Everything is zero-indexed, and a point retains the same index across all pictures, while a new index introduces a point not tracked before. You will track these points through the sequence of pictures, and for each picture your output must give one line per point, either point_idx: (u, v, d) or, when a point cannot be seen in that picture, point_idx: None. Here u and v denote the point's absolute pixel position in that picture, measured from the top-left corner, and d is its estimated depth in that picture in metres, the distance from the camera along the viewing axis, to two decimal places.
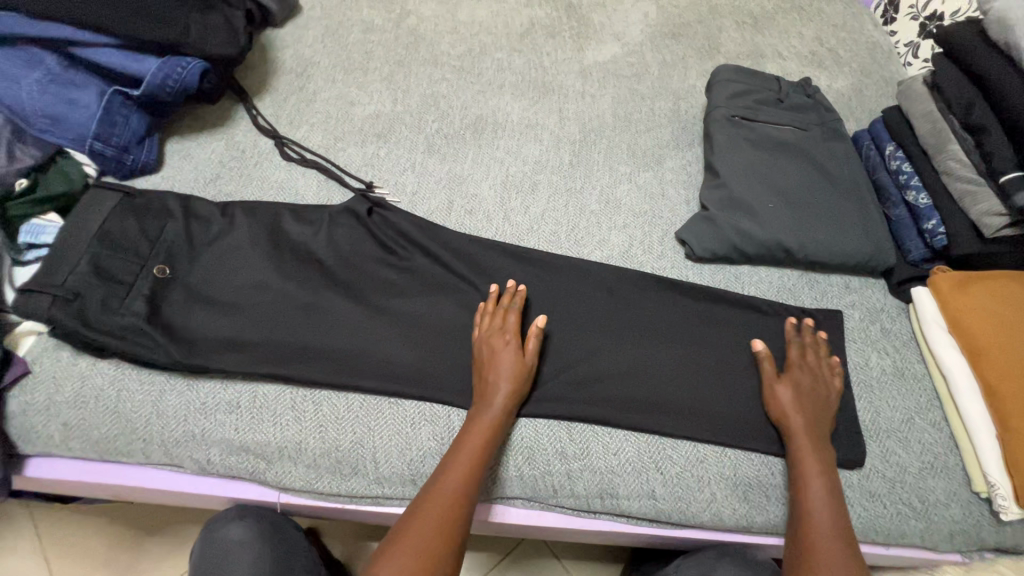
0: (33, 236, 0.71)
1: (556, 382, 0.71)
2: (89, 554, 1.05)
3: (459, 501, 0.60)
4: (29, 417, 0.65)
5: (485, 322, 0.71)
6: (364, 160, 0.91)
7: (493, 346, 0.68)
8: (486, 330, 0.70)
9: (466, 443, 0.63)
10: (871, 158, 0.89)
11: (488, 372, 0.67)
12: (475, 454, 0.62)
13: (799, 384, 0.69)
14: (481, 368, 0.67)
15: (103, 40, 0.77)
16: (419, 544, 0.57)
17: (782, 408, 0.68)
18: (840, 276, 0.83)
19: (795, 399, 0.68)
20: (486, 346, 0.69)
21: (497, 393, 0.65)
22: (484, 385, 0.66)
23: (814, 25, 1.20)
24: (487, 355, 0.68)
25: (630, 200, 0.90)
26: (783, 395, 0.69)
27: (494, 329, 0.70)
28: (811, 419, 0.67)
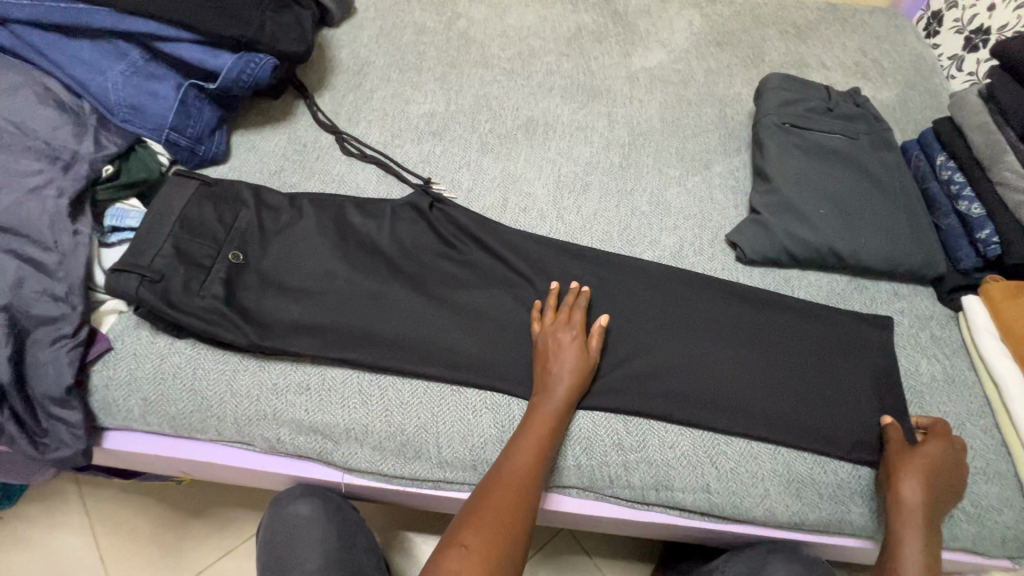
0: (118, 220, 0.74)
1: (613, 378, 0.72)
2: (136, 532, 1.08)
3: (529, 482, 0.62)
4: (110, 391, 0.68)
5: (551, 317, 0.73)
6: (421, 157, 0.94)
7: (558, 338, 0.70)
8: (552, 325, 0.72)
9: (532, 427, 0.65)
10: (920, 168, 0.91)
11: (553, 363, 0.69)
12: (540, 439, 0.65)
13: (934, 467, 0.65)
14: (545, 359, 0.70)
15: (184, 36, 0.81)
16: (492, 520, 0.59)
17: (903, 489, 0.64)
18: (889, 283, 0.84)
19: (923, 481, 0.64)
20: (551, 339, 0.71)
21: (561, 383, 0.68)
22: (547, 374, 0.69)
23: (858, 37, 1.22)
24: (552, 347, 0.70)
25: (679, 203, 0.91)
26: (910, 473, 0.65)
27: (558, 324, 0.72)
28: (934, 505, 0.63)
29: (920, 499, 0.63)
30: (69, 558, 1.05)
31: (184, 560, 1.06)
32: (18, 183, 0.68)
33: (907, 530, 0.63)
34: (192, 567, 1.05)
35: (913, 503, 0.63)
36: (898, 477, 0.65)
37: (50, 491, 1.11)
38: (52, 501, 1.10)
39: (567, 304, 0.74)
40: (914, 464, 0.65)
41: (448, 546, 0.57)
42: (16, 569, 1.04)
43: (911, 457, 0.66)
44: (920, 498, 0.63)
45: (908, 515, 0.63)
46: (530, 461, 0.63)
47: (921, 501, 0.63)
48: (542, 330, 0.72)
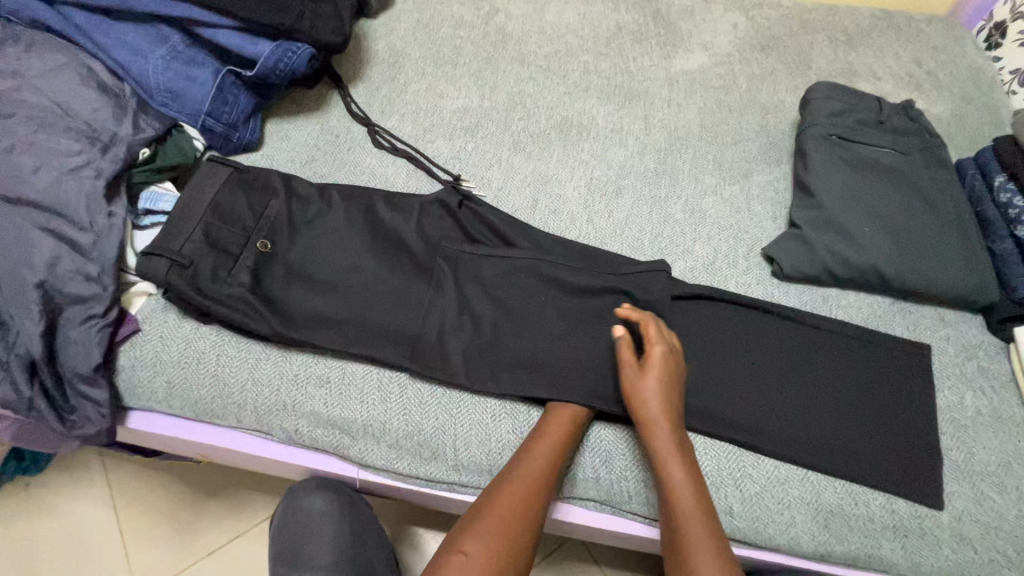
0: (152, 203, 0.75)
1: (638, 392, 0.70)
2: (154, 507, 1.10)
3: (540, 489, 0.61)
4: (137, 371, 0.69)
5: (654, 348, 0.67)
6: (451, 153, 0.93)
7: (663, 373, 0.65)
8: (666, 355, 0.66)
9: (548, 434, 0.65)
10: (976, 189, 0.86)
11: (654, 393, 0.64)
12: (556, 449, 0.64)
13: (684, 471, 0.62)
14: (659, 402, 0.64)
15: (224, 22, 0.81)
16: (496, 524, 0.58)
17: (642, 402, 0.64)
18: (935, 308, 0.80)
19: (688, 488, 0.61)
20: (659, 375, 0.65)
21: (667, 448, 0.63)
22: (652, 424, 0.64)
23: (912, 46, 1.16)
24: (665, 373, 0.65)
25: (715, 213, 0.88)
26: (675, 480, 0.61)
27: (664, 359, 0.66)
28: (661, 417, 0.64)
29: (696, 519, 0.59)
30: (90, 529, 1.08)
31: (200, 538, 1.08)
32: (59, 163, 0.69)
33: (698, 557, 0.57)
34: (208, 545, 1.07)
35: (693, 524, 0.59)
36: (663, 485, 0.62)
37: (75, 463, 1.13)
38: (76, 472, 1.12)
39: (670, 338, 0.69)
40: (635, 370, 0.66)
41: (450, 551, 0.57)
42: (40, 537, 1.07)
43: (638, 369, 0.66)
44: (691, 516, 0.60)
45: (688, 535, 0.58)
46: (542, 467, 0.62)
47: (704, 521, 0.59)
48: (648, 364, 0.66)
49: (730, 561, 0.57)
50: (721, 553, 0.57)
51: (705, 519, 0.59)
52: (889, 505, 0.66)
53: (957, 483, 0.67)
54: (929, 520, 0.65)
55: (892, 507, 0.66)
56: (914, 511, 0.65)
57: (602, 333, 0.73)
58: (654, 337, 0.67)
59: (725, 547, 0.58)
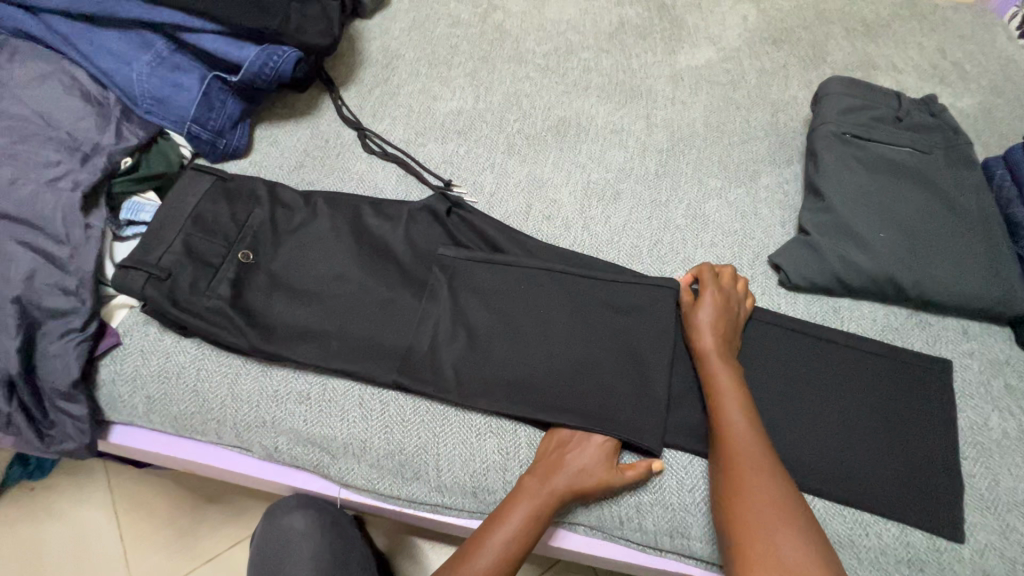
0: (133, 213, 0.74)
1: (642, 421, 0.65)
2: (153, 514, 1.10)
3: (510, 557, 0.58)
4: (117, 386, 0.68)
5: (707, 290, 0.69)
6: (443, 157, 0.90)
7: (718, 310, 0.68)
8: (720, 299, 0.69)
9: (524, 503, 0.60)
10: (1004, 190, 0.80)
11: (715, 330, 0.67)
12: (530, 523, 0.59)
13: (741, 402, 0.62)
14: (717, 339, 0.66)
15: (208, 27, 0.79)
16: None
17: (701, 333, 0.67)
18: (957, 319, 0.74)
19: (743, 419, 0.61)
20: (718, 315, 0.67)
21: (724, 382, 0.63)
22: (711, 358, 0.65)
23: (937, 36, 1.09)
24: (718, 314, 0.67)
25: (719, 217, 0.84)
26: (730, 410, 0.61)
27: (721, 299, 0.69)
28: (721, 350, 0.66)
29: (752, 446, 0.58)
30: (92, 534, 1.08)
31: (198, 546, 1.07)
32: (37, 175, 0.68)
33: (748, 478, 0.56)
34: (205, 553, 1.07)
35: (745, 448, 0.58)
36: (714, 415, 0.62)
37: (77, 467, 1.14)
38: (78, 476, 1.13)
39: (731, 288, 0.71)
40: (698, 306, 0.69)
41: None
42: (44, 542, 1.07)
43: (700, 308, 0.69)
44: (746, 440, 0.59)
45: (739, 455, 0.58)
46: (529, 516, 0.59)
47: (762, 459, 0.58)
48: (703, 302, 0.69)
49: (785, 488, 0.56)
50: (774, 483, 0.56)
51: (761, 450, 0.58)
52: (903, 536, 0.61)
53: (979, 513, 0.62)
54: (948, 554, 0.60)
55: (906, 539, 0.61)
56: (930, 543, 0.60)
57: (596, 347, 0.69)
58: (709, 282, 0.70)
59: (780, 477, 0.57)
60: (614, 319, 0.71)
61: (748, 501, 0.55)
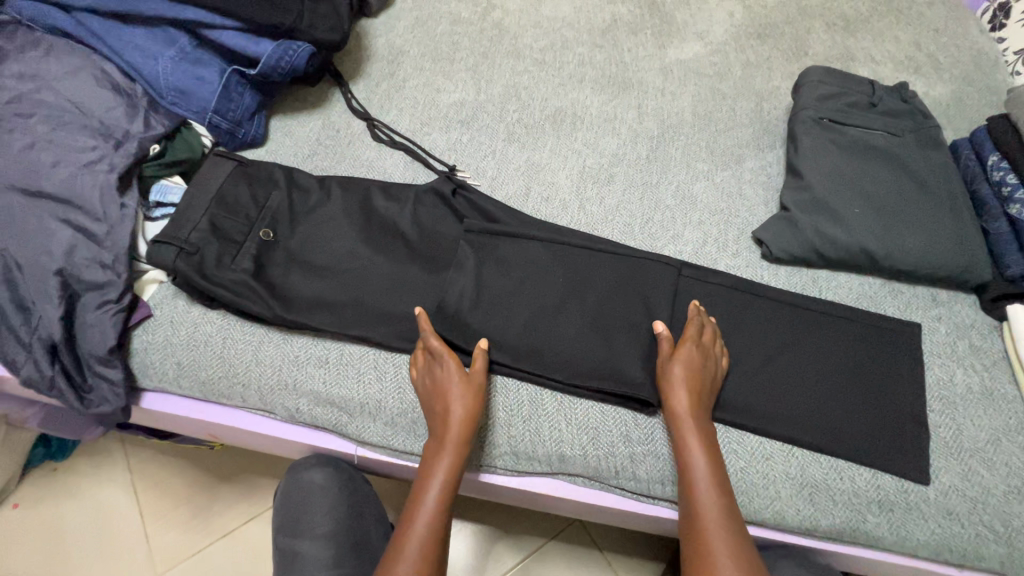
0: (162, 196, 0.79)
1: (437, 337, 0.70)
2: (171, 490, 1.15)
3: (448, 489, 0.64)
4: (149, 353, 0.74)
5: (688, 347, 0.68)
6: (447, 145, 0.96)
7: (694, 372, 0.67)
8: (697, 353, 0.68)
9: (443, 450, 0.65)
10: (970, 169, 0.86)
11: (688, 389, 0.66)
12: (452, 454, 0.64)
13: (709, 468, 0.63)
14: (691, 400, 0.66)
15: (228, 24, 0.85)
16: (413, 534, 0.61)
17: (672, 394, 0.67)
18: (927, 288, 0.80)
19: (712, 489, 0.62)
20: (690, 371, 0.67)
21: (696, 450, 0.64)
22: (683, 421, 0.65)
23: (913, 30, 1.15)
24: (696, 373, 0.67)
25: (706, 198, 0.90)
26: (696, 466, 0.63)
27: (700, 364, 0.68)
28: (699, 413, 0.66)
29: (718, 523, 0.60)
30: (113, 511, 1.13)
31: (214, 521, 1.12)
32: (74, 158, 0.74)
33: (717, 560, 0.57)
34: (221, 528, 1.11)
35: (711, 524, 0.60)
36: (685, 477, 0.63)
37: (97, 447, 1.19)
38: (98, 455, 1.18)
39: (709, 343, 0.70)
40: (672, 370, 0.67)
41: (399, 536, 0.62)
42: (68, 518, 1.12)
43: (673, 365, 0.68)
44: (710, 500, 0.61)
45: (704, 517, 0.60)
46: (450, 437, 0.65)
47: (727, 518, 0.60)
48: (678, 356, 0.68)
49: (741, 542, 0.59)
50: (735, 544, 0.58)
51: (729, 523, 0.60)
52: (874, 480, 0.67)
53: (943, 459, 0.68)
54: (914, 495, 0.66)
55: (877, 482, 0.66)
56: (899, 486, 0.66)
57: (600, 312, 0.75)
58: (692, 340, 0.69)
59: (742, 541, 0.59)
60: (619, 288, 0.77)
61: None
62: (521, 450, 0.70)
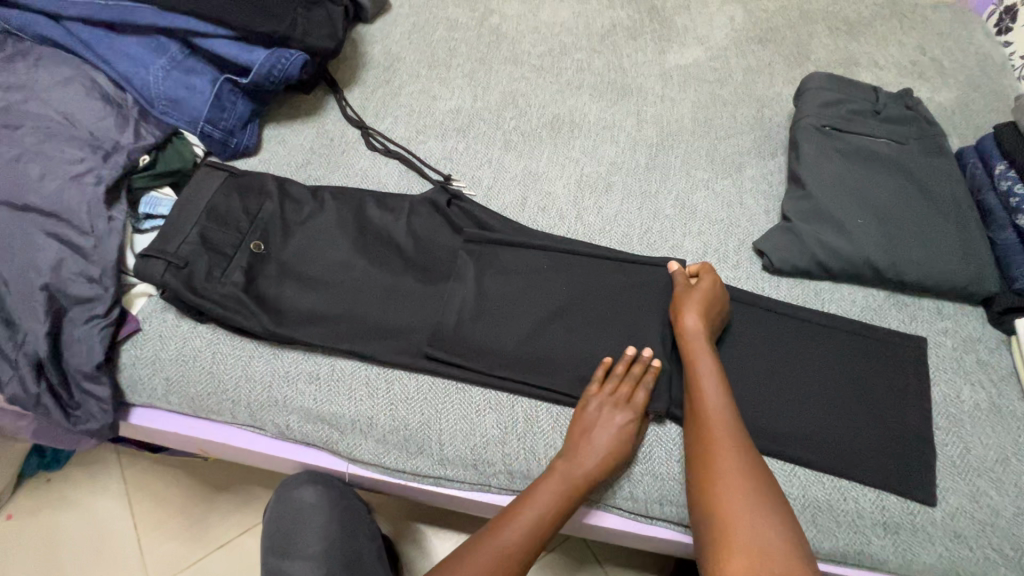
0: (151, 208, 0.78)
1: (643, 392, 0.67)
2: (165, 501, 1.13)
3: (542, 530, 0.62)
4: (137, 369, 0.72)
5: (706, 280, 0.72)
6: (443, 154, 0.94)
7: (708, 299, 0.70)
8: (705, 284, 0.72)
9: (559, 495, 0.63)
10: (977, 177, 0.84)
11: (697, 310, 0.69)
12: (557, 516, 0.63)
13: (717, 382, 0.65)
14: (704, 327, 0.68)
15: (220, 32, 0.84)
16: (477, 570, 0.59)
17: (685, 317, 0.69)
18: (933, 300, 0.78)
19: (724, 406, 0.63)
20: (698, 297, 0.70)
21: (710, 372, 0.65)
22: (693, 340, 0.68)
23: (917, 34, 1.13)
24: (709, 299, 0.70)
25: (706, 207, 0.88)
26: (709, 383, 0.65)
27: (714, 292, 0.71)
28: (710, 334, 0.69)
29: (727, 430, 0.61)
30: (107, 522, 1.12)
31: (208, 533, 1.10)
32: (61, 170, 0.72)
33: (727, 474, 0.59)
34: (216, 540, 1.10)
35: (722, 432, 0.61)
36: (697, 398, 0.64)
37: (91, 457, 1.17)
38: (92, 466, 1.16)
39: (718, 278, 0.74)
40: (689, 296, 0.71)
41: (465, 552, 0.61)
42: (62, 529, 1.11)
43: (689, 293, 0.71)
44: (722, 417, 0.62)
45: (715, 432, 0.62)
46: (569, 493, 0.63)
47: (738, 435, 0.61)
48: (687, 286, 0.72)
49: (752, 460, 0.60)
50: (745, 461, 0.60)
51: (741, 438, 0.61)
52: (879, 501, 0.65)
53: (950, 479, 0.66)
54: (921, 517, 0.64)
55: (882, 503, 0.65)
56: (905, 507, 0.64)
57: (599, 325, 0.74)
58: (708, 274, 0.73)
59: (753, 458, 0.60)
60: (619, 300, 0.76)
61: (723, 489, 0.58)
62: (516, 469, 0.68)
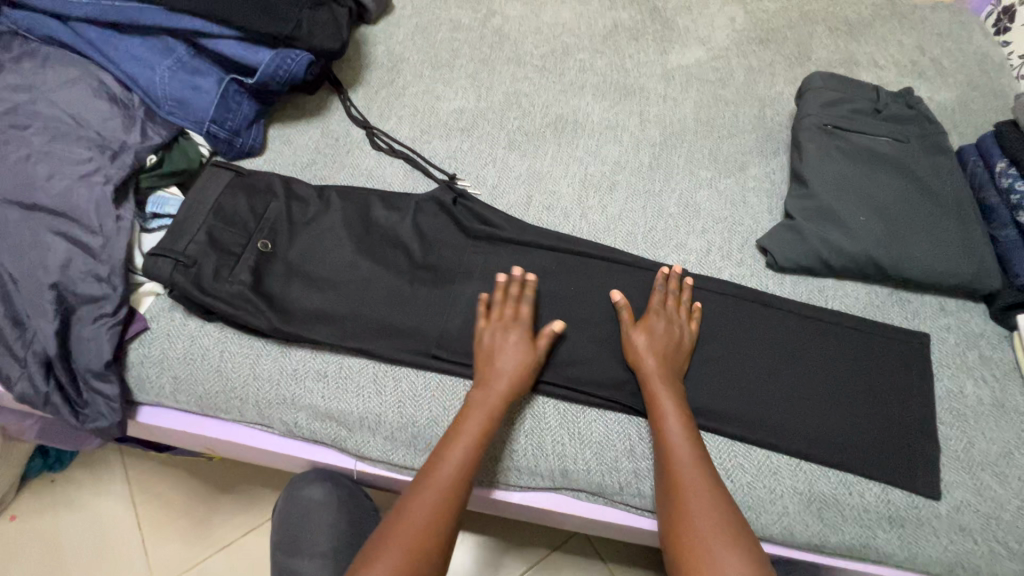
0: (159, 207, 0.79)
1: (528, 307, 0.72)
2: (169, 502, 1.13)
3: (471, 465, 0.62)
4: (146, 367, 0.73)
5: (650, 314, 0.72)
6: (448, 153, 0.95)
7: (657, 335, 0.70)
8: (662, 324, 0.71)
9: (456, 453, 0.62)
10: (978, 176, 0.84)
11: (655, 355, 0.69)
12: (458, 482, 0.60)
13: (685, 426, 0.64)
14: (660, 363, 0.68)
15: (225, 32, 0.84)
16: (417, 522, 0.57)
17: (638, 359, 0.69)
18: (935, 297, 0.79)
19: (687, 442, 0.63)
20: (657, 341, 0.70)
21: (669, 411, 0.65)
22: (657, 386, 0.67)
23: (916, 34, 1.14)
24: (660, 335, 0.70)
25: (710, 205, 0.88)
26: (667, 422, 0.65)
27: (661, 325, 0.71)
28: (667, 367, 0.68)
29: (696, 474, 0.61)
30: (112, 524, 1.11)
31: (213, 534, 1.10)
32: (70, 170, 0.73)
33: (692, 507, 0.58)
34: (221, 540, 1.10)
35: (688, 475, 0.61)
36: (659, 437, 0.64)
37: (95, 458, 1.17)
38: (96, 467, 1.16)
39: (671, 309, 0.73)
40: (637, 337, 0.70)
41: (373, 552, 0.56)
42: (66, 532, 1.10)
43: (637, 332, 0.71)
44: (686, 454, 0.62)
45: (680, 470, 0.61)
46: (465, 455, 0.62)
47: (700, 468, 0.61)
48: (644, 328, 0.71)
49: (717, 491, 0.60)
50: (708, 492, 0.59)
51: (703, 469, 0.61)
52: (884, 495, 0.65)
53: (954, 473, 0.66)
54: (925, 511, 0.64)
55: (887, 498, 0.65)
56: (910, 501, 0.65)
57: (606, 322, 0.75)
58: (650, 308, 0.73)
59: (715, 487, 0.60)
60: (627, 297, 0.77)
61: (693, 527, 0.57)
62: (524, 466, 0.68)
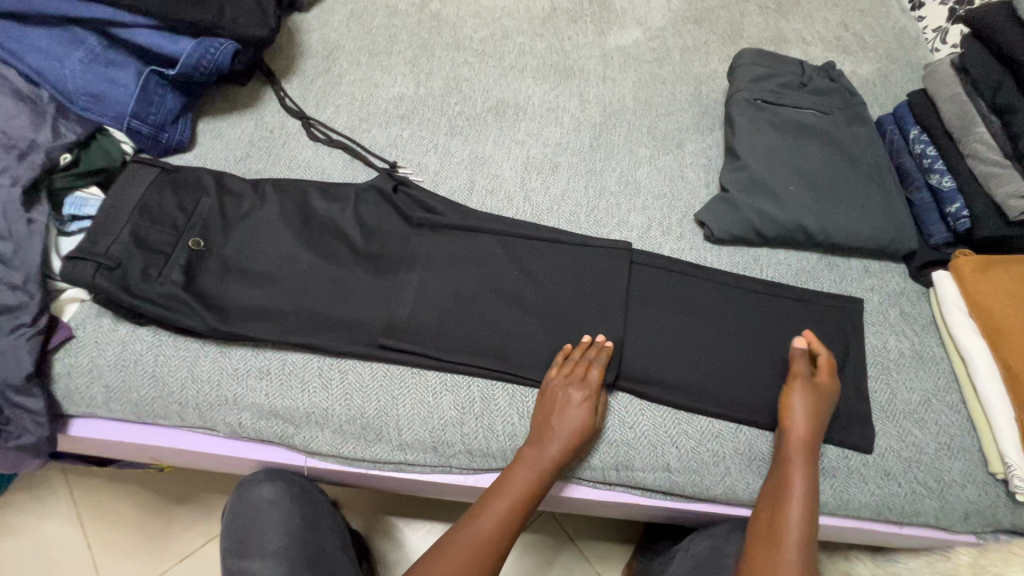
0: (77, 208, 0.74)
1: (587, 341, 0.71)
2: (121, 518, 1.08)
3: (539, 488, 0.65)
4: (73, 378, 0.69)
5: (824, 380, 0.69)
6: (388, 141, 0.93)
7: (821, 404, 0.67)
8: (824, 391, 0.68)
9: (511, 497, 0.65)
10: (895, 142, 0.89)
11: (809, 423, 0.66)
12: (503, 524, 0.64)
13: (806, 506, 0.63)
14: (808, 433, 0.66)
15: (140, 21, 0.80)
16: (470, 545, 0.63)
17: (788, 420, 0.67)
18: (860, 259, 0.83)
19: (802, 523, 0.62)
20: (814, 410, 0.67)
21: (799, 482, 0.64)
22: (796, 453, 0.65)
23: (841, 11, 1.18)
24: (823, 403, 0.67)
25: (649, 182, 0.90)
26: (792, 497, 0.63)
27: (822, 393, 0.68)
28: (813, 437, 0.66)
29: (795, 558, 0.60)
30: (57, 547, 1.06)
31: (170, 547, 1.06)
32: None
33: None
34: (178, 552, 1.06)
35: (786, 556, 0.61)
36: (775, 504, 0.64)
37: (37, 480, 1.11)
38: (38, 489, 1.10)
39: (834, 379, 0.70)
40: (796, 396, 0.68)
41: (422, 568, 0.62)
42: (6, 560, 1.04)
43: (795, 391, 0.68)
44: (794, 534, 0.62)
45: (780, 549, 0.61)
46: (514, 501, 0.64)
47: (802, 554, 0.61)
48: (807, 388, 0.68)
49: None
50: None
51: (801, 551, 0.61)
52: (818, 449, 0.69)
53: (880, 422, 0.71)
54: (855, 460, 0.69)
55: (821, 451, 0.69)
56: (841, 453, 0.69)
57: (553, 303, 0.76)
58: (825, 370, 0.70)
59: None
60: (573, 277, 0.78)
61: None
62: (476, 448, 0.69)
